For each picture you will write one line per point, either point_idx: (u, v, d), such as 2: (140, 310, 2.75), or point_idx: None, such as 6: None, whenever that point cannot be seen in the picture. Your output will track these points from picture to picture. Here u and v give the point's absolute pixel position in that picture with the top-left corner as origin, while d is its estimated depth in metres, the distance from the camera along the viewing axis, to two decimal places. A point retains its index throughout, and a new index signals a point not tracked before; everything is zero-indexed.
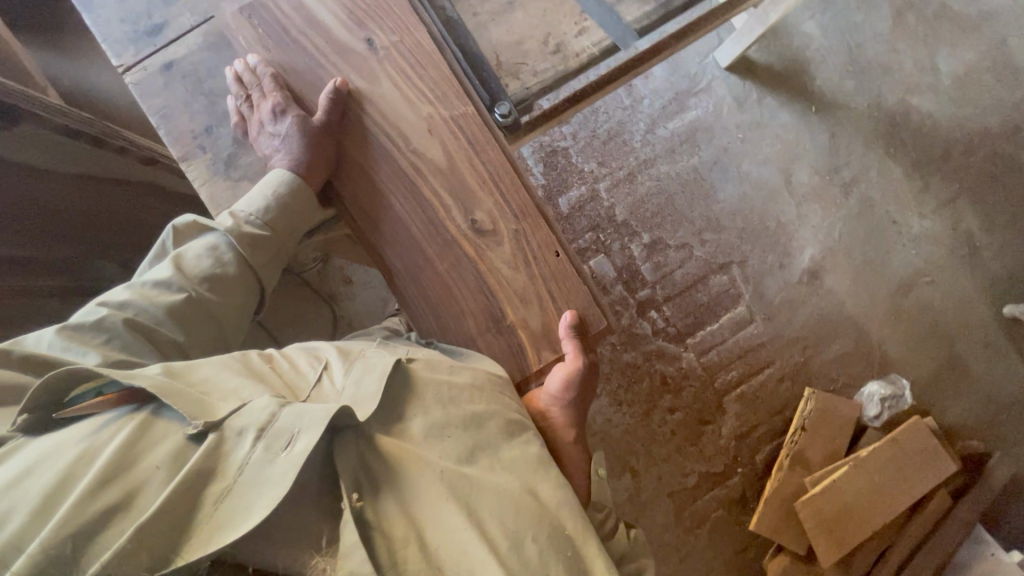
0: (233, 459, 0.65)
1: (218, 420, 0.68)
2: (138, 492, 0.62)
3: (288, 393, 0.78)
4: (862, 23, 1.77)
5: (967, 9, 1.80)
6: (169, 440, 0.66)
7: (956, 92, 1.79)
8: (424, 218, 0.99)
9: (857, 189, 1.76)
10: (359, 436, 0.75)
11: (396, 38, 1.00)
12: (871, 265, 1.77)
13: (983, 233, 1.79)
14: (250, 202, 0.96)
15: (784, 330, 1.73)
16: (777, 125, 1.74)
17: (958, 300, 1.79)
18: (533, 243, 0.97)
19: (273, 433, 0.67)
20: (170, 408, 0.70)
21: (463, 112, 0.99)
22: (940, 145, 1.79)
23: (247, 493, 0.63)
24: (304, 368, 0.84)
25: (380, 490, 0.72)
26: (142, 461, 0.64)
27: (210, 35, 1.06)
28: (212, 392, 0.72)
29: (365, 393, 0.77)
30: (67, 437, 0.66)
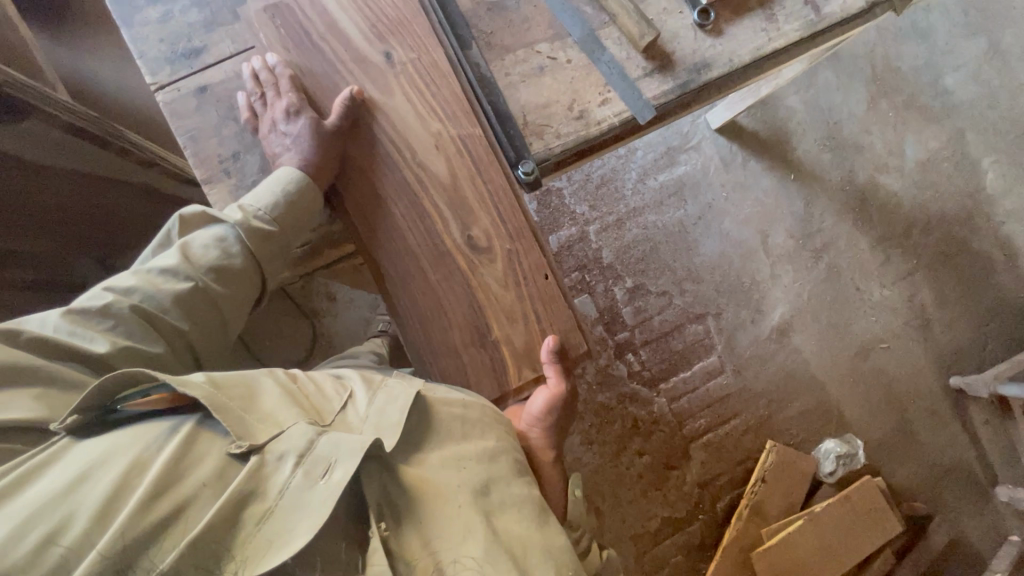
0: (274, 482, 0.68)
1: (261, 442, 0.71)
2: (186, 507, 0.64)
3: (317, 414, 0.80)
4: (840, 103, 1.90)
5: (933, 101, 1.96)
6: (214, 455, 0.69)
7: (919, 176, 1.95)
8: (424, 233, 1.01)
9: (827, 256, 1.88)
10: (382, 463, 0.77)
11: (414, 55, 1.02)
12: (835, 328, 1.87)
13: (936, 306, 1.93)
14: (259, 197, 0.94)
15: (751, 384, 1.80)
16: (759, 188, 1.84)
17: (910, 367, 1.91)
18: (524, 264, 1.00)
19: (312, 459, 0.69)
20: (213, 419, 0.72)
21: (471, 133, 1.01)
22: (903, 223, 1.93)
23: (286, 517, 0.66)
24: (331, 394, 0.85)
25: (403, 522, 0.74)
26: (189, 477, 0.66)
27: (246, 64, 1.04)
28: (254, 410, 0.74)
29: (387, 422, 0.80)
30: (121, 438, 0.68)
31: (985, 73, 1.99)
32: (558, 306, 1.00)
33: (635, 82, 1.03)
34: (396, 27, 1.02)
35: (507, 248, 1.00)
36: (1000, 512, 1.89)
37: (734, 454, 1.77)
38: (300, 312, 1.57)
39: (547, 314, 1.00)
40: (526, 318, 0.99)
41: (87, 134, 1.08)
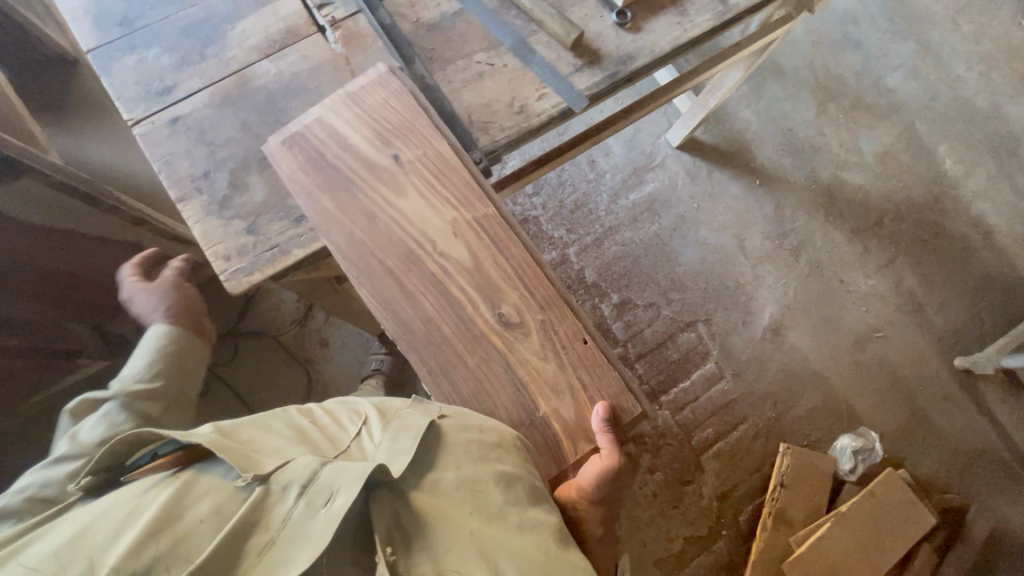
0: (277, 512, 0.66)
1: (265, 473, 0.70)
2: (182, 545, 0.64)
3: (329, 446, 0.80)
4: (790, 111, 2.02)
5: (879, 100, 2.08)
6: (214, 493, 0.69)
7: (880, 168, 2.03)
8: (449, 316, 0.92)
9: (806, 253, 1.91)
10: (395, 490, 0.74)
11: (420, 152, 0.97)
12: (828, 322, 1.87)
13: (924, 290, 1.94)
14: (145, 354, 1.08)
15: (754, 386, 1.78)
16: (728, 196, 1.91)
17: (912, 353, 1.89)
18: (559, 332, 0.91)
19: (315, 489, 0.67)
20: (213, 464, 0.72)
21: (484, 215, 0.96)
22: (874, 214, 1.98)
23: (289, 547, 0.64)
24: (344, 422, 0.84)
25: (413, 545, 0.71)
26: (188, 515, 0.66)
27: (216, 94, 1.06)
28: (259, 450, 0.74)
29: (401, 452, 0.75)
30: (118, 495, 0.70)
31: (921, 70, 2.13)
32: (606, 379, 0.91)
33: (568, 77, 1.09)
34: (389, 121, 0.98)
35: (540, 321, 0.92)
36: None
37: (748, 461, 1.72)
38: (295, 360, 1.62)
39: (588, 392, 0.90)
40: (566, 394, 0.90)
41: (79, 195, 1.12)
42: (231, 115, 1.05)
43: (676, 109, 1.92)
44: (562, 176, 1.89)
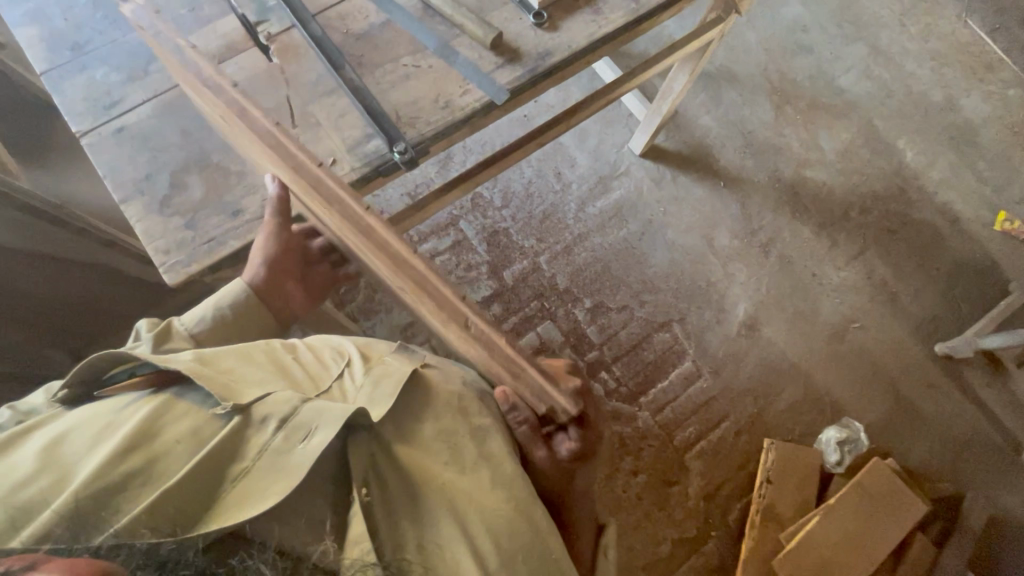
0: (257, 441, 0.75)
1: (245, 404, 0.79)
2: (158, 459, 0.71)
3: (310, 386, 0.92)
4: (749, 115, 2.09)
5: (834, 100, 2.16)
6: (196, 415, 0.77)
7: (841, 164, 2.08)
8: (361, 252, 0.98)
9: (775, 249, 1.94)
10: (371, 435, 0.84)
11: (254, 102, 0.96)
12: (802, 315, 1.89)
13: (897, 279, 1.96)
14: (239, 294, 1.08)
15: (733, 383, 1.78)
16: (693, 198, 1.96)
17: (890, 341, 1.89)
18: (410, 276, 0.80)
19: (292, 424, 0.77)
20: (192, 391, 0.81)
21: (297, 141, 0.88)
22: (839, 208, 2.02)
23: (267, 472, 0.72)
24: (329, 363, 0.98)
25: (387, 486, 0.81)
26: (164, 433, 0.74)
27: (159, 103, 1.14)
28: (241, 380, 0.85)
29: (379, 395, 0.88)
30: (98, 407, 0.78)
31: (873, 70, 2.21)
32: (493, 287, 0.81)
33: (490, 74, 1.16)
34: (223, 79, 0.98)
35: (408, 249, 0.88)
36: None
37: (732, 459, 1.71)
38: None
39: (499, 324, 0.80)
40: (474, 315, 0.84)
41: (48, 217, 1.26)
42: (173, 122, 1.13)
43: (636, 119, 2.00)
44: (530, 188, 1.95)
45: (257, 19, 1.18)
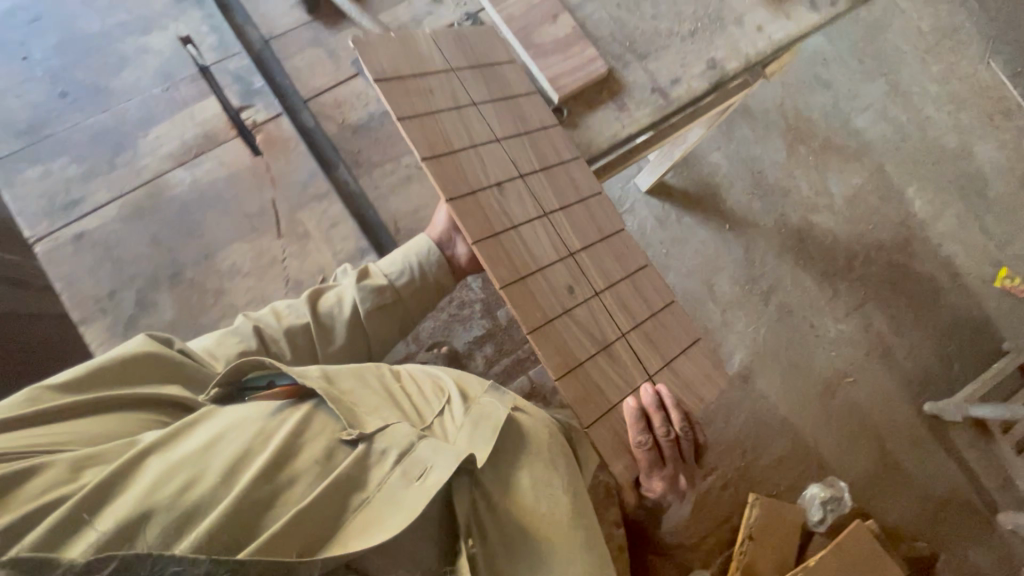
0: (374, 475, 0.79)
1: (370, 433, 0.83)
2: (294, 482, 0.75)
3: (417, 416, 0.95)
4: (760, 153, 2.02)
5: (848, 142, 2.09)
6: (327, 435, 0.81)
7: (849, 211, 2.03)
8: (523, 242, 0.99)
9: (775, 297, 1.90)
10: (473, 480, 0.89)
11: (489, 98, 1.08)
12: (797, 367, 1.86)
13: (894, 334, 1.93)
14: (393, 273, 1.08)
15: (722, 435, 1.76)
16: (697, 241, 1.91)
17: (881, 398, 1.87)
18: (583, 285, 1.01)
19: (411, 462, 0.80)
20: (325, 407, 0.85)
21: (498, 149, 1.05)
22: (843, 257, 1.98)
23: (382, 508, 0.76)
24: (430, 396, 1.00)
25: (487, 540, 0.86)
26: (303, 455, 0.78)
27: (125, 206, 1.34)
28: (361, 406, 0.88)
29: (480, 435, 0.92)
30: (240, 412, 0.80)
31: (890, 112, 2.14)
32: (670, 306, 1.07)
33: None
34: (442, 86, 1.04)
35: (586, 253, 1.04)
36: (1007, 542, 1.80)
37: (714, 514, 1.70)
38: None
39: (657, 353, 1.02)
40: (635, 333, 1.02)
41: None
42: None
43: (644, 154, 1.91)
44: None
45: (241, 104, 1.43)
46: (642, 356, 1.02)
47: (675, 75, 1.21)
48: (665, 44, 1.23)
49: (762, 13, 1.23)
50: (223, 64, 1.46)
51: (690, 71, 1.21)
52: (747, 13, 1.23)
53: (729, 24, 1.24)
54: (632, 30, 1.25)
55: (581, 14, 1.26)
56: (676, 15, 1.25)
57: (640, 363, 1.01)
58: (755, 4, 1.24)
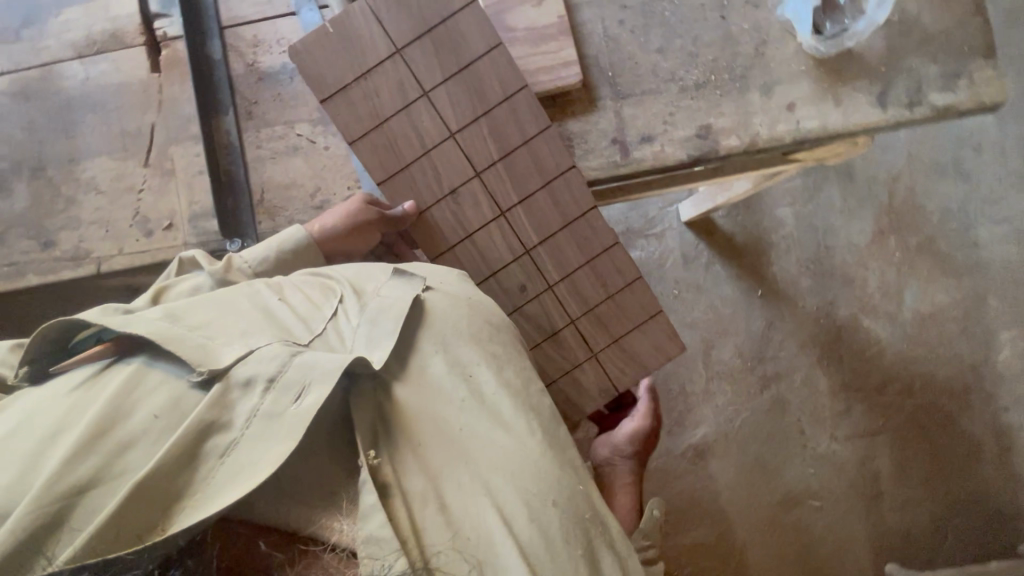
0: (239, 410, 0.61)
1: (223, 368, 0.64)
2: (126, 448, 0.58)
3: (300, 329, 0.73)
4: (839, 227, 1.71)
5: (956, 252, 1.71)
6: (168, 391, 0.63)
7: (913, 329, 1.70)
8: (478, 251, 1.02)
9: (775, 387, 1.68)
10: (377, 383, 0.70)
11: (441, 81, 1.00)
12: (763, 467, 1.67)
13: (893, 480, 1.68)
14: (258, 256, 0.93)
15: (649, 498, 1.66)
16: (716, 295, 1.69)
17: (842, 537, 1.66)
18: (528, 276, 1.03)
19: (283, 385, 0.62)
20: (163, 358, 0.66)
21: (448, 136, 1.01)
22: (878, 376, 1.69)
23: (250, 450, 0.59)
24: (319, 300, 0.78)
25: (395, 447, 0.66)
26: (133, 418, 0.60)
27: (16, 83, 1.16)
28: (219, 335, 0.68)
29: (379, 334, 0.72)
30: (54, 390, 0.65)
31: None
32: (630, 284, 1.03)
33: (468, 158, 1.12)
34: (388, 82, 1.00)
35: (544, 247, 1.02)
36: None
37: None
38: None
39: (605, 331, 1.03)
40: (585, 316, 1.03)
41: None
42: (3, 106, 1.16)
43: None
44: None
45: (157, 11, 1.16)
46: (589, 336, 1.03)
47: (649, 130, 1.05)
48: (656, 88, 1.06)
49: (801, 86, 1.03)
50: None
51: (672, 130, 1.04)
52: (778, 85, 1.03)
53: (754, 88, 1.05)
54: (624, 56, 1.07)
55: (578, 16, 1.09)
56: (692, 57, 1.06)
57: (585, 344, 1.03)
58: (800, 72, 1.04)
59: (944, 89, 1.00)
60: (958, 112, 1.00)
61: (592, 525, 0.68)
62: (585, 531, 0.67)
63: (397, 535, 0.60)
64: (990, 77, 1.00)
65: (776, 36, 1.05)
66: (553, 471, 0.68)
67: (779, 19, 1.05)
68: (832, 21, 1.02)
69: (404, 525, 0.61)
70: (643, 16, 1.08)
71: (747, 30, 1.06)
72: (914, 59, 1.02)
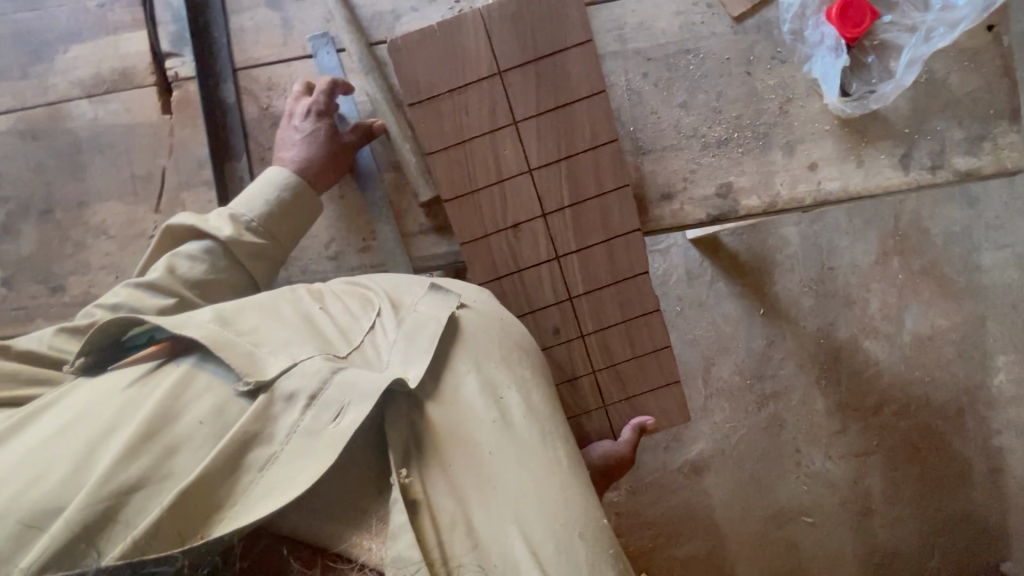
0: (281, 424, 0.61)
1: (267, 380, 0.63)
2: (173, 453, 0.58)
3: (339, 341, 0.74)
4: (843, 248, 1.71)
5: (958, 276, 1.72)
6: (218, 394, 0.63)
7: (912, 352, 1.72)
8: (522, 288, 1.05)
9: (773, 405, 1.70)
10: (410, 400, 0.69)
11: (535, 114, 1.02)
12: (757, 483, 1.70)
13: (884, 498, 1.71)
14: (253, 201, 0.98)
15: (644, 510, 1.70)
16: (719, 312, 1.70)
17: (831, 552, 1.70)
18: (563, 319, 1.05)
19: (324, 401, 0.62)
20: (213, 361, 0.66)
21: (526, 170, 1.03)
22: (875, 397, 1.71)
23: (291, 463, 0.58)
24: (357, 313, 0.79)
25: (427, 464, 0.65)
26: (181, 421, 0.60)
27: (23, 121, 1.19)
28: (264, 344, 0.68)
29: (415, 351, 0.73)
30: (104, 389, 0.66)
31: None
32: (658, 351, 1.06)
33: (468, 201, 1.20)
34: (478, 100, 1.02)
35: (587, 298, 1.05)
36: None
37: None
38: None
39: (623, 389, 1.06)
40: (607, 371, 1.06)
41: None
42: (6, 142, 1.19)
43: None
44: None
45: (168, 49, 1.18)
46: (605, 390, 1.06)
47: (671, 187, 1.11)
48: (679, 143, 1.11)
49: (826, 145, 1.09)
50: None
51: (692, 188, 1.10)
52: (801, 143, 1.09)
53: (776, 146, 1.10)
54: (647, 111, 1.12)
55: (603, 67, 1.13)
56: (714, 114, 1.11)
57: (599, 396, 1.06)
58: (827, 131, 1.09)
59: (967, 154, 1.08)
60: (980, 176, 1.08)
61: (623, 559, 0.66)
62: (620, 568, 0.64)
63: (426, 556, 0.58)
64: (1014, 141, 1.06)
65: (801, 94, 1.10)
66: (582, 503, 0.67)
67: (806, 77, 1.10)
68: (857, 83, 1.11)
69: (430, 542, 0.59)
70: (666, 70, 1.12)
71: (772, 86, 1.11)
72: (940, 120, 1.09)
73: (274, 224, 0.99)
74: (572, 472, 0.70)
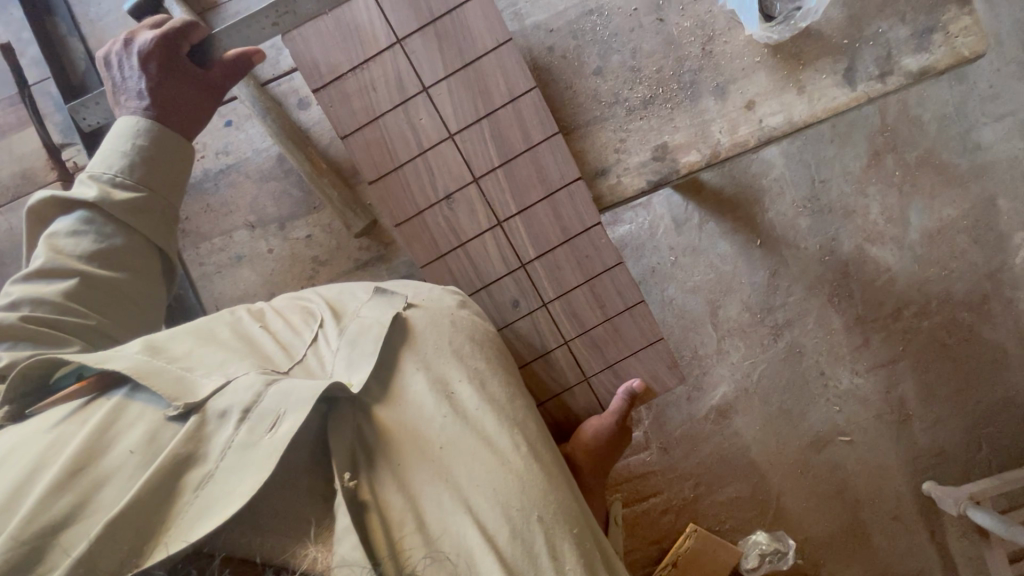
0: (215, 442, 0.59)
1: (199, 401, 0.61)
2: (103, 486, 0.56)
3: (280, 358, 0.73)
4: (832, 158, 1.62)
5: (958, 159, 1.62)
6: (146, 423, 0.61)
7: (924, 249, 1.64)
8: (471, 261, 1.02)
9: (788, 334, 1.66)
10: (356, 405, 0.67)
11: (444, 76, 0.98)
12: (787, 414, 1.67)
13: (919, 402, 1.67)
14: (108, 159, 0.88)
15: (679, 464, 1.69)
16: (714, 254, 1.65)
17: (874, 466, 1.68)
18: (525, 289, 1.01)
19: (257, 415, 0.60)
20: (144, 391, 0.64)
21: (448, 135, 0.99)
22: (892, 302, 1.65)
23: (225, 480, 0.57)
24: (299, 327, 0.78)
25: (377, 468, 0.63)
26: (110, 453, 0.58)
27: None
28: (196, 367, 0.66)
29: (359, 356, 0.70)
30: (30, 428, 0.63)
31: None
32: (631, 308, 1.00)
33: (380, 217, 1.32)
34: (385, 74, 0.98)
35: (541, 262, 1.01)
36: None
37: (647, 533, 1.70)
38: None
39: (600, 357, 1.02)
40: (580, 338, 1.02)
41: None
42: None
43: None
44: None
45: (61, 141, 1.23)
46: (583, 360, 1.02)
47: (605, 162, 1.07)
48: (601, 114, 1.09)
49: (759, 80, 1.05)
50: (43, 83, 1.24)
51: (625, 157, 1.06)
52: (736, 83, 1.05)
53: (706, 92, 1.07)
54: (564, 87, 1.10)
55: None
56: (633, 72, 1.09)
57: (578, 367, 1.02)
58: (757, 63, 1.05)
59: (918, 51, 1.00)
60: (937, 72, 1.00)
61: (586, 538, 0.65)
62: (582, 547, 0.64)
63: (371, 555, 0.56)
64: (966, 25, 0.99)
65: (722, 28, 1.07)
66: (541, 486, 0.65)
67: (722, 11, 1.07)
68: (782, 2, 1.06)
69: (379, 543, 0.58)
70: (572, 38, 1.11)
71: (688, 27, 1.08)
72: (879, 23, 1.02)
73: (145, 175, 0.89)
74: (530, 460, 0.67)
